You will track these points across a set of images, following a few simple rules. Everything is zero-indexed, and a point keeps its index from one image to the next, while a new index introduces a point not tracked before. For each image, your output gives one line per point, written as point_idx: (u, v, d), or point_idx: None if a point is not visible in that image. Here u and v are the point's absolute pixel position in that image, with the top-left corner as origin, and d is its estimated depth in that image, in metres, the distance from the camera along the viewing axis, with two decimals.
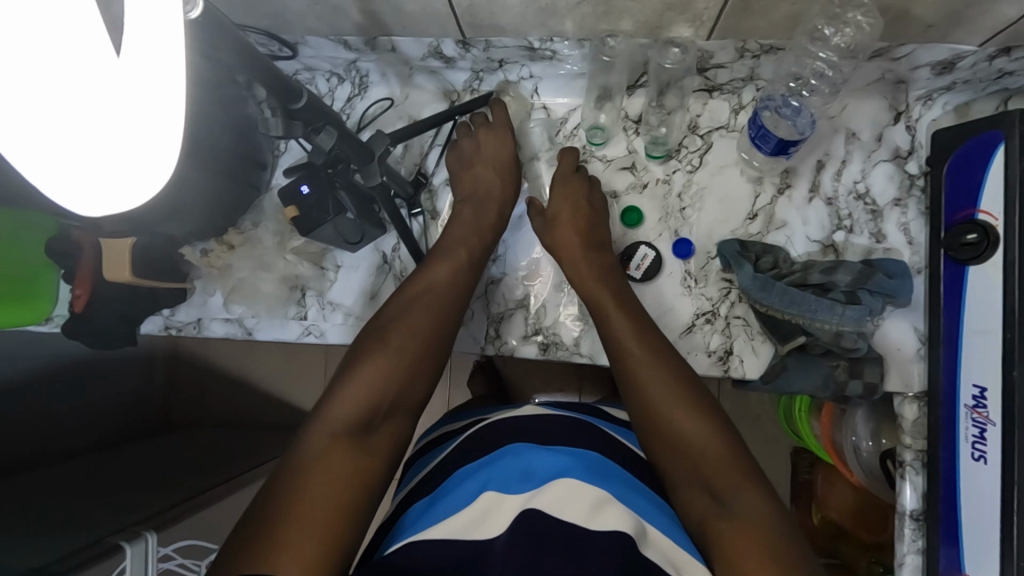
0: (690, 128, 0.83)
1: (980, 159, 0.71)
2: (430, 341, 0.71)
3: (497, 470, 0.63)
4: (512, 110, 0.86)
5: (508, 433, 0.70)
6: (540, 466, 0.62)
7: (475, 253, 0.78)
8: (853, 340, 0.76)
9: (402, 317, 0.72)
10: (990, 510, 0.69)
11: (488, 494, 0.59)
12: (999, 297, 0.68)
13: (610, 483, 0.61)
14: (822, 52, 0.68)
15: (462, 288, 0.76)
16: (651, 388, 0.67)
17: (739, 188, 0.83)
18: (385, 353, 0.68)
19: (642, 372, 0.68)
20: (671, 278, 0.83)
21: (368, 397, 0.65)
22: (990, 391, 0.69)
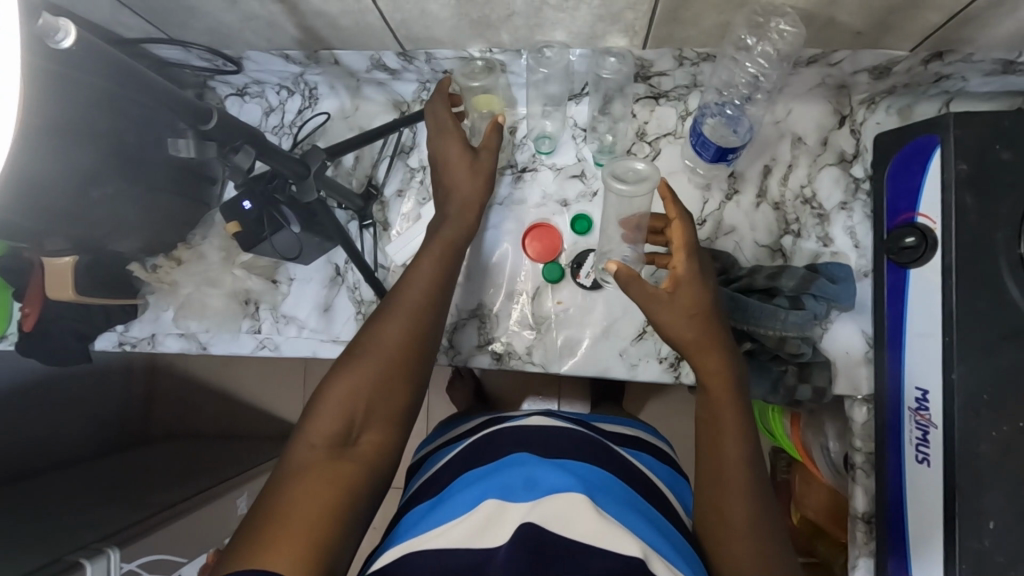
0: (638, 136, 0.84)
1: (915, 164, 0.72)
2: (410, 337, 0.61)
3: (499, 479, 0.60)
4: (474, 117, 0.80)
5: (516, 442, 0.67)
6: (545, 477, 0.59)
7: (456, 245, 0.68)
8: (797, 346, 0.76)
9: (386, 319, 0.62)
10: (934, 511, 0.69)
11: (490, 503, 0.57)
12: (939, 300, 0.68)
13: (612, 503, 0.58)
14: (748, 61, 0.68)
15: (445, 278, 0.65)
16: (730, 497, 0.57)
17: (686, 195, 0.83)
18: (370, 362, 0.59)
19: (725, 479, 0.58)
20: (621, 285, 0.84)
21: (357, 395, 0.58)
22: (932, 393, 0.69)
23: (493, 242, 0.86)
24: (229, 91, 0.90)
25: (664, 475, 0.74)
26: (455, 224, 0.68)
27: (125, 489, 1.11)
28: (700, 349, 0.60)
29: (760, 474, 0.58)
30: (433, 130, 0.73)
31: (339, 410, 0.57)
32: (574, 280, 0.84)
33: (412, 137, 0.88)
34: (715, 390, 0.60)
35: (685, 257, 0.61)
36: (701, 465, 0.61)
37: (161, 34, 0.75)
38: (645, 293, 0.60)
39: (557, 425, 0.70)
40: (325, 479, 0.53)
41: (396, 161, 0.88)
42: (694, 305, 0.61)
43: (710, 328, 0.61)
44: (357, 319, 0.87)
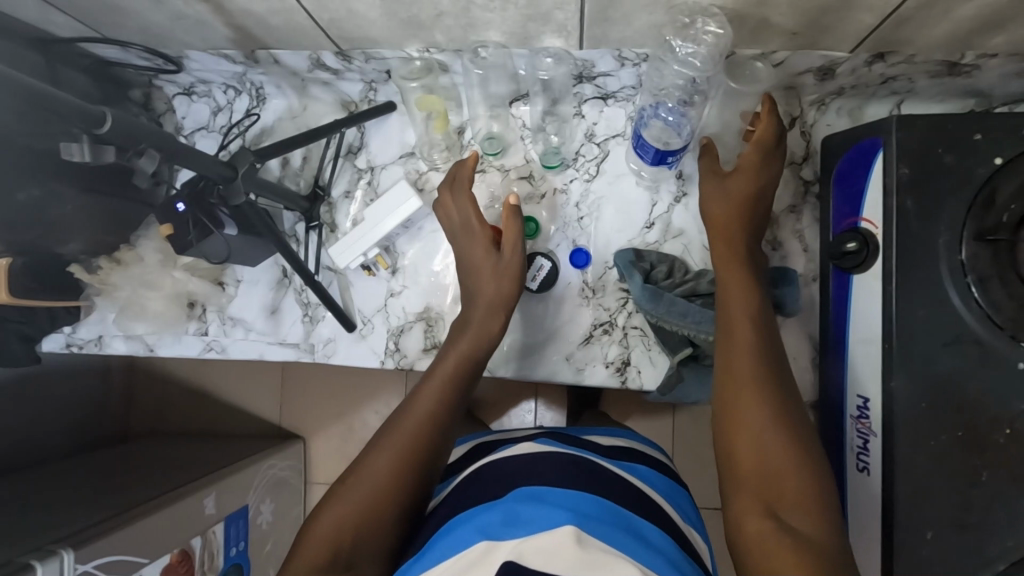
0: (587, 137, 0.82)
1: (861, 166, 0.70)
2: (423, 435, 0.61)
3: (483, 520, 0.56)
4: (431, 110, 0.81)
5: (502, 479, 0.63)
6: (527, 512, 0.56)
7: (474, 356, 0.68)
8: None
9: (392, 437, 0.60)
10: (870, 522, 0.68)
11: (477, 545, 0.53)
12: (879, 307, 0.67)
13: (607, 531, 0.55)
14: (679, 65, 0.67)
15: (455, 400, 0.64)
16: (745, 403, 0.55)
17: (635, 197, 0.82)
18: (369, 483, 0.57)
19: (738, 385, 0.56)
20: (569, 289, 0.83)
21: (365, 498, 0.57)
22: (872, 402, 0.69)
23: (438, 243, 0.85)
24: (175, 90, 0.89)
25: (662, 486, 0.70)
26: (477, 332, 0.69)
27: (95, 483, 1.09)
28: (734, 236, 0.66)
29: (778, 386, 0.56)
30: (455, 230, 0.75)
31: (331, 536, 0.54)
32: None
33: (360, 137, 0.87)
34: (729, 293, 0.62)
35: (755, 150, 0.67)
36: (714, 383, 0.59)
37: (95, 34, 0.74)
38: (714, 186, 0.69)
39: (540, 451, 0.67)
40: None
41: (345, 163, 0.87)
42: (740, 196, 0.67)
43: (746, 268, 0.64)
44: (304, 321, 0.87)
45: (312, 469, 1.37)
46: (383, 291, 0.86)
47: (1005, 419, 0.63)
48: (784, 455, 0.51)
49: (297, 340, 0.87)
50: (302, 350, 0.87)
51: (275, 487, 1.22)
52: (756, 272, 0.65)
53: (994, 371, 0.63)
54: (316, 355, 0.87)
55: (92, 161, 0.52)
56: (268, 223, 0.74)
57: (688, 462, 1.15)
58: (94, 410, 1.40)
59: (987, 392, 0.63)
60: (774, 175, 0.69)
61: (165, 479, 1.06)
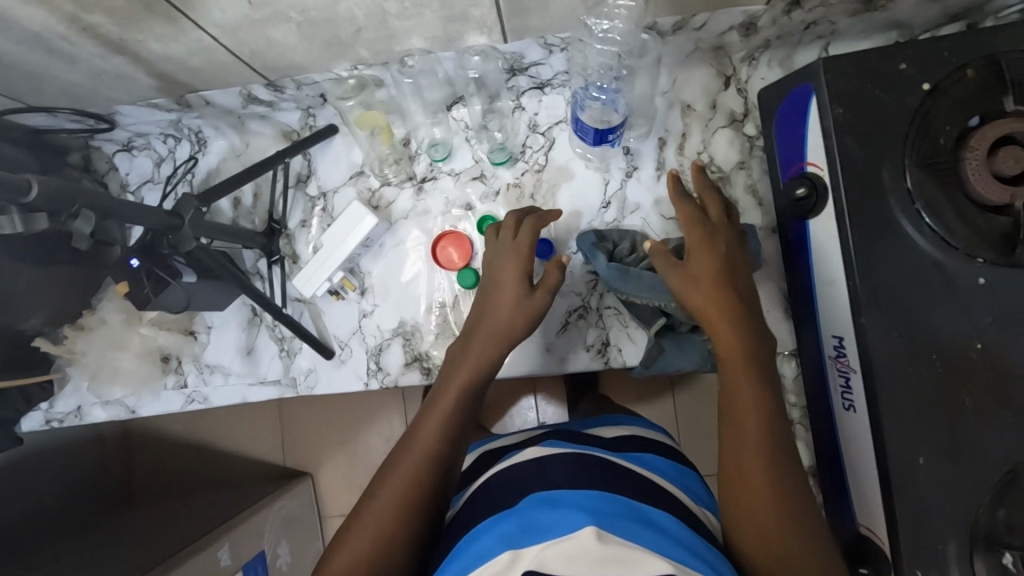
0: (530, 129, 0.83)
1: (797, 114, 0.72)
2: (432, 457, 0.60)
3: (504, 529, 0.56)
4: (373, 124, 0.81)
5: (512, 488, 0.62)
6: (546, 517, 0.55)
7: (475, 379, 0.66)
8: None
9: (397, 462, 0.60)
10: (866, 459, 0.69)
11: (503, 557, 0.52)
12: (838, 246, 0.68)
13: (625, 525, 0.54)
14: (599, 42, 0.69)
15: (460, 421, 0.64)
16: (752, 463, 0.52)
17: (588, 180, 0.83)
18: (379, 515, 0.57)
19: (738, 440, 0.54)
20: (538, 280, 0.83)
21: (379, 529, 0.56)
22: (847, 340, 0.69)
23: (405, 255, 0.85)
24: (115, 148, 0.88)
25: (669, 470, 0.70)
26: (477, 355, 0.67)
27: (100, 554, 1.07)
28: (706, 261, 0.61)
29: (779, 443, 0.53)
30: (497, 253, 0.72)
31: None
32: None
33: (307, 164, 0.86)
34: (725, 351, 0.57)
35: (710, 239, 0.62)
36: (719, 419, 0.56)
37: (18, 103, 0.73)
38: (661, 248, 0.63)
39: (547, 455, 0.66)
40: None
41: (298, 194, 0.87)
42: (709, 279, 0.60)
43: (741, 327, 0.57)
44: (282, 356, 0.86)
45: (323, 505, 1.36)
46: (356, 313, 0.85)
47: (973, 335, 0.64)
48: (789, 540, 0.49)
49: (277, 376, 0.86)
50: (283, 386, 0.86)
51: (288, 528, 1.20)
52: (745, 303, 0.59)
53: (955, 291, 0.64)
54: (300, 388, 0.86)
55: (24, 231, 0.52)
56: (226, 266, 0.72)
57: (692, 434, 1.16)
58: (90, 481, 1.38)
59: (950, 316, 0.65)
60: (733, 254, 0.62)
61: (170, 540, 1.05)
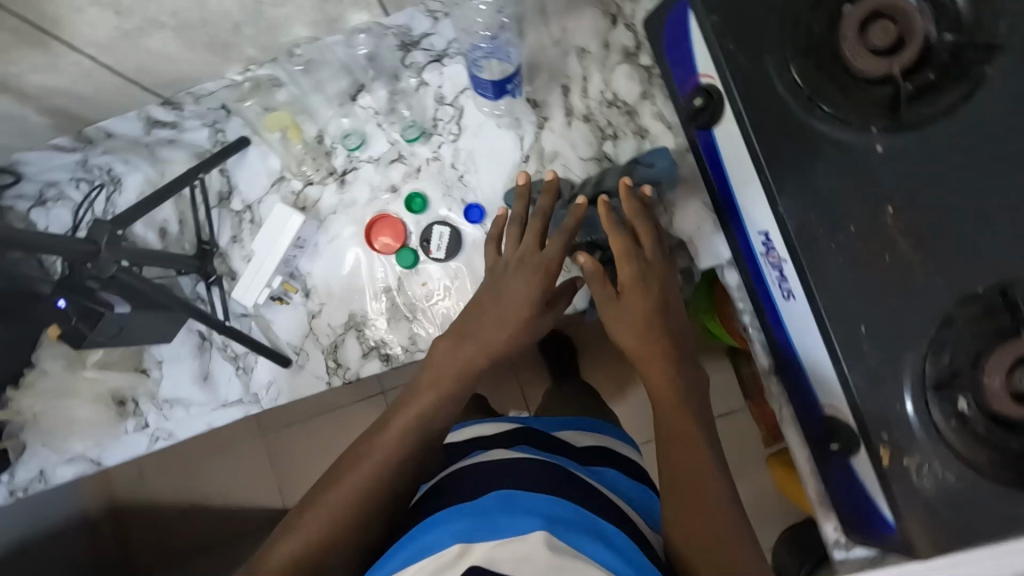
0: (438, 101, 0.85)
1: (681, 34, 0.74)
2: (390, 466, 0.62)
3: (460, 520, 0.55)
4: (281, 122, 0.82)
5: (479, 477, 0.62)
6: (505, 518, 0.54)
7: (450, 395, 0.67)
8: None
9: (355, 462, 0.62)
10: (811, 340, 0.70)
11: (451, 549, 0.52)
12: (743, 145, 0.70)
13: (573, 529, 0.54)
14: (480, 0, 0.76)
15: (423, 433, 0.65)
16: (688, 486, 0.57)
17: (503, 139, 0.84)
18: (329, 507, 0.58)
19: (680, 463, 0.58)
20: (475, 245, 0.84)
21: (324, 518, 0.58)
22: (772, 233, 0.71)
23: (342, 249, 0.85)
24: (27, 205, 0.82)
25: (630, 492, 0.70)
26: (469, 348, 0.68)
27: None
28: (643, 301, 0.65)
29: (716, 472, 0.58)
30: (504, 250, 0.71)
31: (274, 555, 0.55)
32: (429, 259, 0.84)
33: (226, 180, 0.86)
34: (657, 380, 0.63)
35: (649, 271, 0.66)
36: (661, 442, 0.61)
37: None
38: (598, 269, 0.65)
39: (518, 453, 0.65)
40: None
41: (224, 211, 0.86)
42: (646, 311, 0.65)
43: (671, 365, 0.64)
44: (239, 374, 0.86)
45: None
46: (305, 315, 0.85)
47: None
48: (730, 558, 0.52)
49: (238, 396, 0.85)
50: (247, 403, 0.85)
51: None
52: (670, 335, 0.65)
53: None
54: (264, 402, 0.85)
55: None
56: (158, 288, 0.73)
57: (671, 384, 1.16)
58: None
59: None
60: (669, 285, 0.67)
61: None
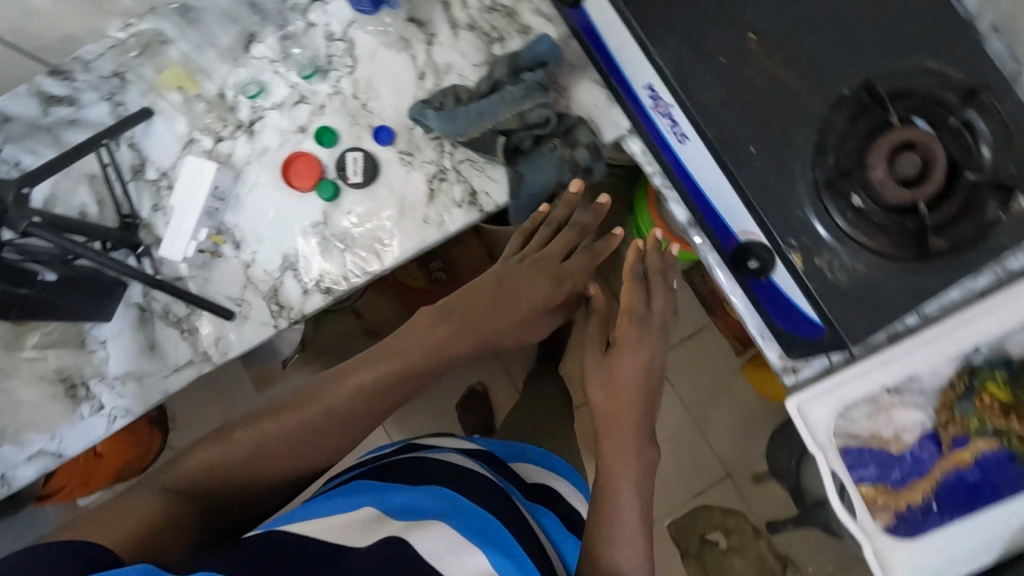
0: (328, 38, 0.87)
1: None
2: (330, 425, 0.66)
3: (387, 495, 0.66)
4: (175, 75, 0.85)
5: (423, 476, 0.71)
6: (429, 506, 0.64)
7: (417, 376, 0.71)
8: (535, 113, 0.79)
9: (300, 411, 0.67)
10: (713, 171, 0.73)
11: (367, 514, 0.62)
12: (610, 7, 0.74)
13: (485, 528, 0.62)
14: None
15: (371, 410, 0.68)
16: (608, 501, 0.65)
17: (397, 62, 0.88)
18: (259, 438, 0.65)
19: (610, 478, 0.66)
20: (390, 165, 0.87)
21: (250, 444, 0.65)
22: (655, 83, 0.74)
23: (263, 197, 0.87)
24: None
25: (548, 524, 0.76)
26: (470, 319, 0.74)
27: None
28: (631, 353, 0.74)
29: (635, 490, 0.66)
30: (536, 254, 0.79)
31: (201, 460, 0.64)
32: (348, 186, 0.86)
33: (136, 154, 0.87)
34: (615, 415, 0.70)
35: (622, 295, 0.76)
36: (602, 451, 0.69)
37: None
38: (604, 302, 0.79)
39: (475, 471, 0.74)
40: (149, 511, 0.59)
41: (140, 184, 0.87)
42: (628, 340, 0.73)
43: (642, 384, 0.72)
44: (185, 337, 0.86)
45: None
46: (240, 266, 0.87)
47: None
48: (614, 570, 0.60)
49: (189, 358, 0.86)
50: (198, 363, 0.86)
51: None
52: (638, 373, 0.73)
53: None
54: (216, 358, 0.86)
55: None
56: (79, 248, 0.75)
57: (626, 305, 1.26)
58: None
59: None
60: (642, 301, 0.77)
61: None
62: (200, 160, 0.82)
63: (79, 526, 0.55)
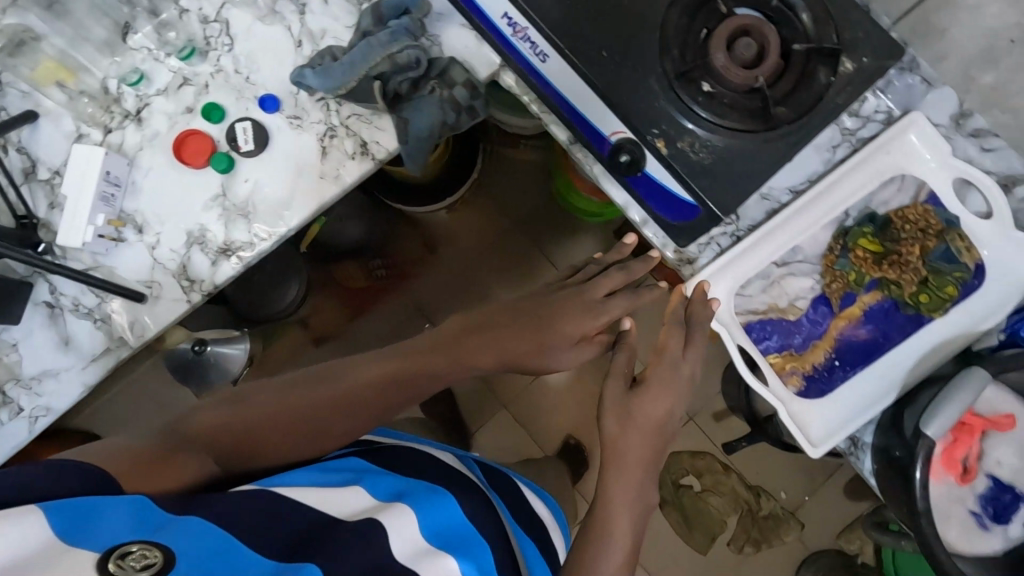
0: (203, 21, 0.91)
1: None
2: (360, 406, 0.75)
3: (374, 480, 0.72)
4: (50, 71, 0.86)
5: (416, 474, 0.79)
6: (416, 495, 0.71)
7: (443, 367, 0.79)
8: (405, 55, 0.83)
9: (336, 389, 0.76)
10: (573, 78, 0.82)
11: (356, 494, 0.68)
12: None
13: (459, 527, 0.69)
14: None
15: (397, 398, 0.78)
16: (609, 525, 0.74)
17: (273, 34, 0.91)
18: (302, 405, 0.74)
19: (611, 495, 0.76)
20: (280, 130, 0.90)
21: (291, 410, 0.74)
22: (511, 11, 0.83)
23: (158, 179, 0.89)
24: None
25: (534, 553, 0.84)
26: (523, 331, 0.80)
27: None
28: (655, 395, 0.82)
29: (631, 512, 0.75)
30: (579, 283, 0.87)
31: (241, 427, 0.72)
32: (241, 156, 0.89)
33: (25, 157, 0.88)
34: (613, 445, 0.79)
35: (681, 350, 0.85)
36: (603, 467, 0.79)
37: None
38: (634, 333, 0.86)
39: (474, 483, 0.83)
40: (171, 459, 0.66)
41: (33, 185, 0.88)
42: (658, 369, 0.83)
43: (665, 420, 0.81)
44: (98, 326, 0.86)
45: None
46: (145, 249, 0.88)
47: None
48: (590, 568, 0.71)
49: (105, 346, 0.87)
50: (115, 349, 0.86)
51: None
52: (659, 409, 0.81)
53: None
54: (133, 341, 0.87)
55: None
56: None
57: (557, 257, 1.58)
58: None
59: None
60: (676, 338, 0.86)
61: None
62: (86, 147, 0.84)
63: (110, 458, 0.61)
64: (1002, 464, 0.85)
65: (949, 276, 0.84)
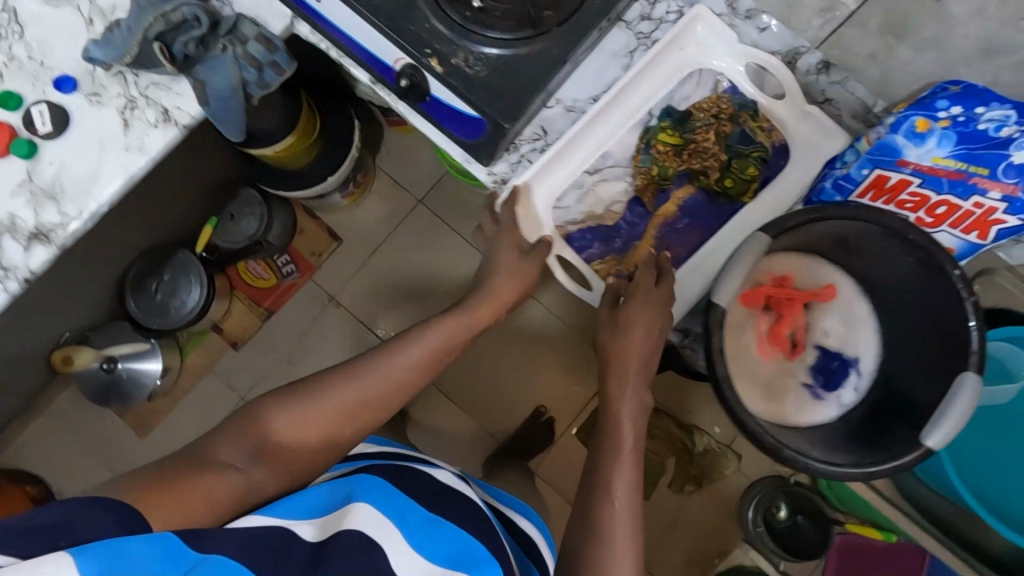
0: None
1: None
2: (403, 389, 0.79)
3: (379, 495, 0.67)
4: None
5: (424, 489, 0.72)
6: (421, 516, 0.66)
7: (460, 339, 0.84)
8: (180, 13, 0.86)
9: (380, 374, 0.78)
10: (346, 13, 0.82)
11: (366, 519, 0.63)
12: None
13: (468, 553, 0.65)
14: None
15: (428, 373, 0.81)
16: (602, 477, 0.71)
17: (63, 15, 0.91)
18: (354, 392, 0.76)
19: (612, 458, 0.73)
20: (80, 109, 0.90)
21: (342, 406, 0.75)
22: None
23: None
24: None
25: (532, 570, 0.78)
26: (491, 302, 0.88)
27: None
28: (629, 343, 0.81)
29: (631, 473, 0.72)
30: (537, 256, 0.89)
31: (279, 434, 0.72)
32: (43, 139, 0.89)
33: None
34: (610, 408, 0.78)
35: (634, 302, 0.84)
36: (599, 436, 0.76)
37: None
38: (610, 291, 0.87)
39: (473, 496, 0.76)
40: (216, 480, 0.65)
41: None
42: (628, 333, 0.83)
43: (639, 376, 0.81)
44: None
45: None
46: None
47: None
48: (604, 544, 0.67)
49: None
50: None
51: None
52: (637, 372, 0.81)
53: None
54: None
55: None
56: None
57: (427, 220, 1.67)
58: None
59: None
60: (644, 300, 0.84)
61: None
62: None
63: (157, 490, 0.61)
64: (828, 334, 0.88)
65: (749, 157, 0.87)
